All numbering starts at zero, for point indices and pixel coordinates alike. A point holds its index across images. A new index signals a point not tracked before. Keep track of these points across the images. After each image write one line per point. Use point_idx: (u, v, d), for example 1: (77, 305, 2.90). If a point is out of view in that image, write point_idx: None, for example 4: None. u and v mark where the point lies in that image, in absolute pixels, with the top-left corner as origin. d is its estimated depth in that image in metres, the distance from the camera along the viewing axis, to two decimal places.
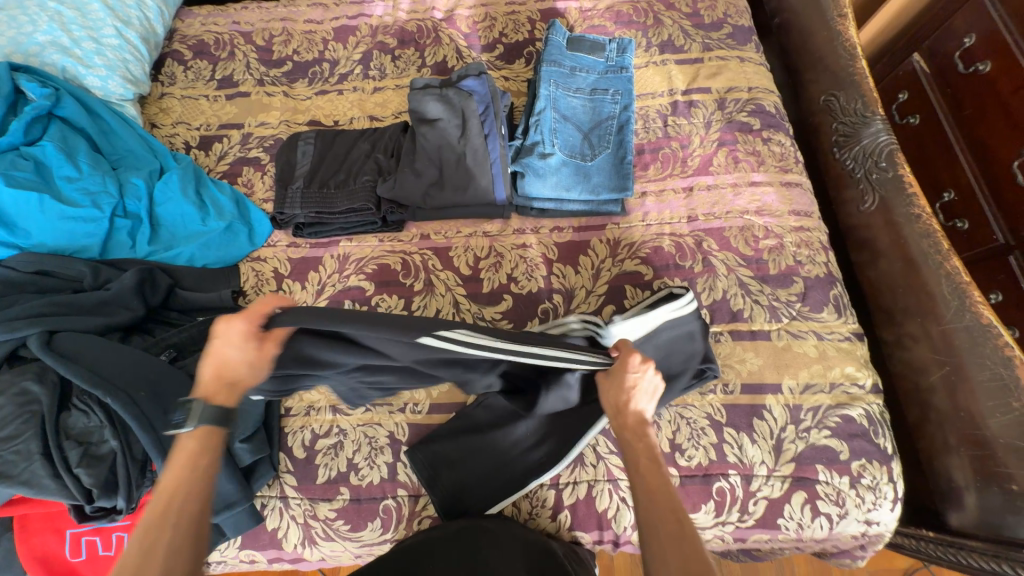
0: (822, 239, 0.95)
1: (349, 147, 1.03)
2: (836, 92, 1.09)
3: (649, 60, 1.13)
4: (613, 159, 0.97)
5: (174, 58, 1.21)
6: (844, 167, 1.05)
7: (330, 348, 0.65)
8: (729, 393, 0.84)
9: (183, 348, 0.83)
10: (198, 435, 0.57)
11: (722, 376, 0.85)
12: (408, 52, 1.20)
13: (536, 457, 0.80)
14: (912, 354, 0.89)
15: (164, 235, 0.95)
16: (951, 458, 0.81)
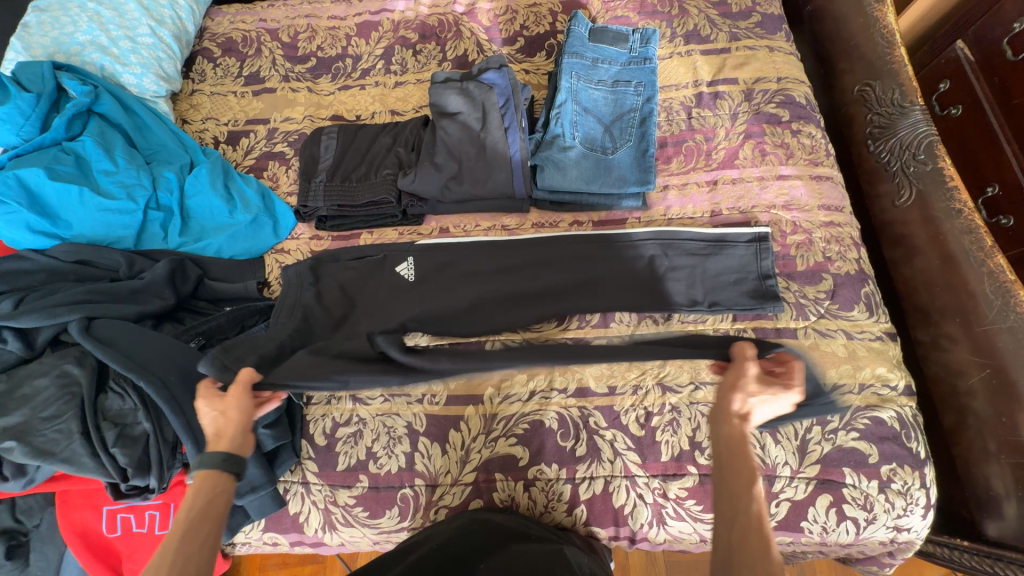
0: (854, 234, 0.92)
1: (370, 141, 1.05)
2: (871, 81, 1.04)
3: (673, 51, 1.11)
4: (635, 152, 0.95)
5: (204, 56, 1.25)
6: (878, 160, 1.00)
7: (341, 258, 0.95)
8: None
9: (211, 336, 0.87)
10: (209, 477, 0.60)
11: None
12: (429, 47, 1.20)
13: (704, 291, 0.89)
14: (951, 355, 0.85)
15: (194, 227, 0.98)
16: (989, 466, 0.78)
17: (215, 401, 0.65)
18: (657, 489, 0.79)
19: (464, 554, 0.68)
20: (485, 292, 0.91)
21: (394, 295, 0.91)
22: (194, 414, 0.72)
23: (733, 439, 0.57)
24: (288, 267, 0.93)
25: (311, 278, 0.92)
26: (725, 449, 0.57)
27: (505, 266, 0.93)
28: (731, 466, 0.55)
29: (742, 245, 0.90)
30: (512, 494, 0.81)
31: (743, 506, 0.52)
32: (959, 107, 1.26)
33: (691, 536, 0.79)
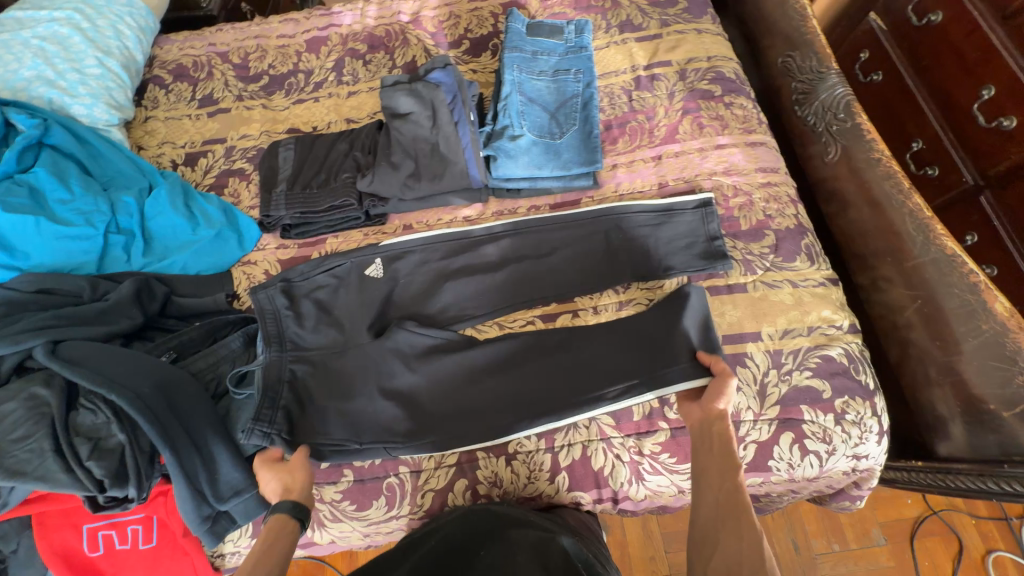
0: (789, 192, 0.99)
1: (327, 148, 1.07)
2: (792, 53, 1.13)
3: (610, 41, 1.18)
4: (581, 134, 1.00)
5: (156, 83, 1.27)
6: (806, 124, 1.08)
7: (306, 268, 0.96)
8: None
9: (184, 351, 0.88)
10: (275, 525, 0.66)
11: None
12: (378, 56, 1.25)
13: (656, 256, 0.94)
14: (888, 294, 0.92)
15: (157, 247, 0.99)
16: (933, 391, 0.84)
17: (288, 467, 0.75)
18: (632, 447, 0.82)
19: (466, 542, 0.69)
20: (452, 284, 0.95)
21: (366, 298, 0.94)
22: (170, 422, 0.72)
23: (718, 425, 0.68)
24: (257, 291, 0.93)
25: (284, 301, 0.93)
26: (711, 433, 0.67)
27: (469, 260, 0.97)
28: (713, 448, 0.66)
29: (689, 212, 0.95)
30: (495, 471, 0.82)
31: (724, 482, 0.61)
32: (880, 73, 1.37)
33: (670, 488, 0.83)
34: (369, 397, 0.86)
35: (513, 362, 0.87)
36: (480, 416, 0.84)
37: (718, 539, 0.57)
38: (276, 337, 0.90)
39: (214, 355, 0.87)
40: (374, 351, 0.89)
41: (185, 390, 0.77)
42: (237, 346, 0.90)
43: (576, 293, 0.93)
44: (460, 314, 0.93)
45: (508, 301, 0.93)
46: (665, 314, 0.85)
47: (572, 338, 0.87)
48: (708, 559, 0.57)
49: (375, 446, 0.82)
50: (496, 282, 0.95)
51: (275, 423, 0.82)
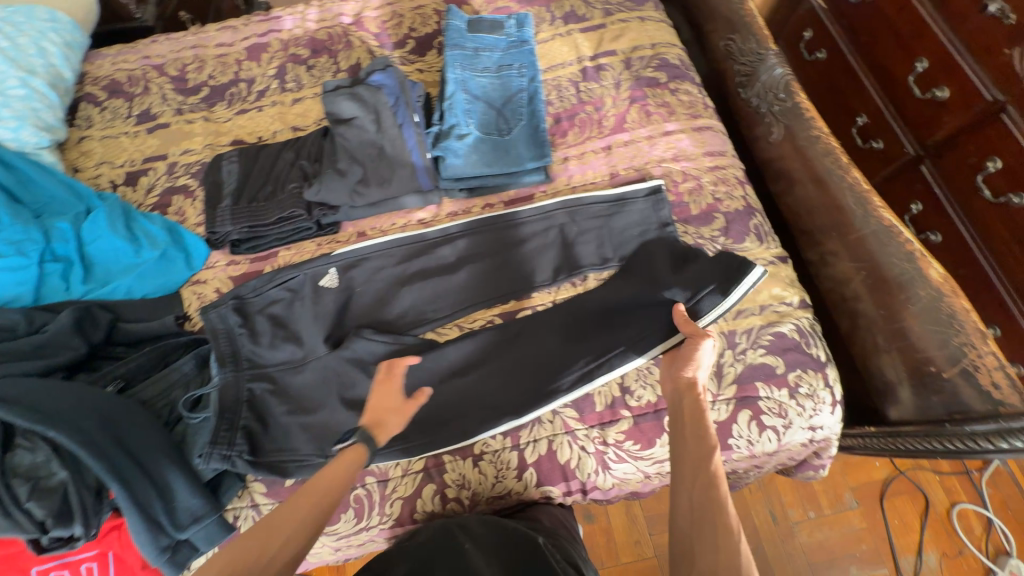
0: (737, 174, 1.00)
1: (273, 159, 1.04)
2: (733, 36, 1.15)
3: (554, 33, 1.17)
4: (529, 129, 1.00)
5: (89, 101, 1.22)
6: (751, 105, 1.10)
7: (257, 283, 0.93)
8: None
9: (133, 378, 0.85)
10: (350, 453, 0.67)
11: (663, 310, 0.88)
12: (321, 60, 1.22)
13: (611, 245, 0.95)
14: (836, 268, 0.94)
15: (98, 273, 0.95)
16: (881, 357, 0.87)
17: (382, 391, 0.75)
18: (597, 437, 0.83)
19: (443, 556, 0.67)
20: (410, 288, 0.94)
21: (321, 309, 0.92)
22: (117, 454, 0.70)
23: (693, 411, 0.65)
24: (208, 311, 0.90)
25: (236, 319, 0.91)
26: (688, 420, 0.65)
27: (427, 262, 0.96)
28: (689, 441, 0.63)
29: (641, 199, 0.96)
30: (462, 473, 0.82)
31: (699, 479, 0.58)
32: (823, 51, 1.40)
33: (636, 475, 0.84)
34: (330, 408, 0.85)
35: (477, 361, 0.88)
36: (450, 418, 0.84)
37: (693, 548, 0.55)
38: (231, 357, 0.88)
39: (165, 381, 0.85)
40: (333, 362, 0.87)
41: (132, 419, 0.75)
42: (189, 369, 0.87)
43: (534, 288, 0.92)
44: (420, 318, 0.92)
45: (470, 300, 0.93)
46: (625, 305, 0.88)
47: (532, 332, 0.88)
48: (685, 567, 0.55)
49: None
50: (456, 282, 0.94)
51: (235, 445, 0.80)
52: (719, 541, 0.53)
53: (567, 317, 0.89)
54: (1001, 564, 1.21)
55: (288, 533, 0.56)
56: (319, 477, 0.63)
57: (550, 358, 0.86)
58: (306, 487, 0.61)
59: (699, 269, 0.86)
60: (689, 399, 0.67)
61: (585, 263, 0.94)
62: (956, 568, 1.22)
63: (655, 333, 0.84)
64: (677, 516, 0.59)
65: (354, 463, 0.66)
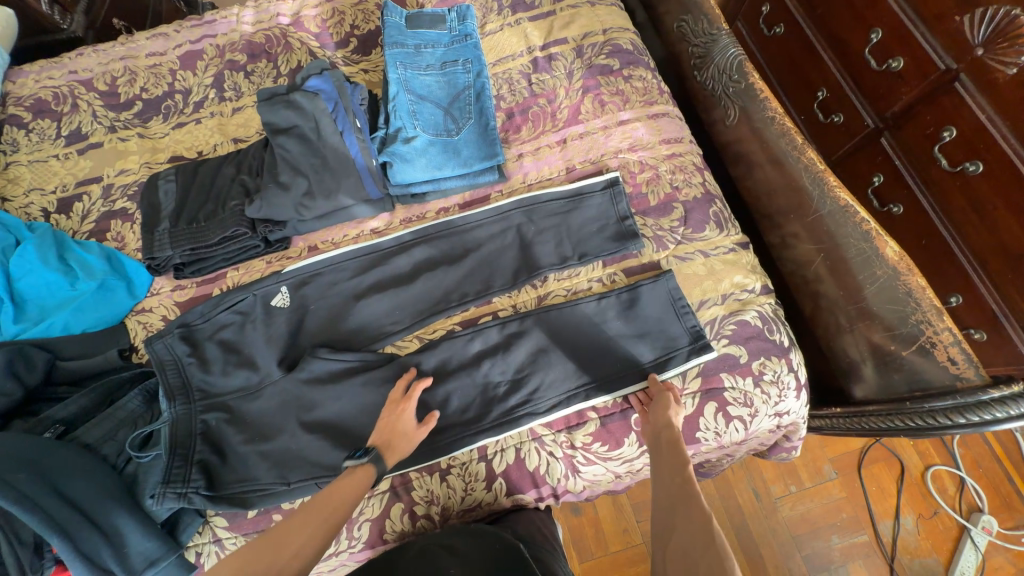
0: (695, 161, 0.98)
1: (213, 175, 0.99)
2: (686, 17, 1.11)
3: (503, 23, 1.13)
4: (478, 128, 0.96)
5: (13, 123, 1.14)
6: (707, 88, 1.08)
7: (205, 308, 0.89)
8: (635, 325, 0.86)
9: (76, 420, 0.81)
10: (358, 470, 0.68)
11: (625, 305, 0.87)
12: (260, 65, 1.15)
13: (571, 242, 0.92)
14: (797, 250, 0.94)
15: (32, 310, 0.90)
16: (845, 338, 0.87)
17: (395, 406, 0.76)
18: (565, 442, 0.81)
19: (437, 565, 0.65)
20: (366, 302, 0.90)
21: (274, 331, 0.88)
22: (55, 507, 0.68)
23: (669, 433, 0.70)
24: (152, 342, 0.85)
25: (184, 348, 0.87)
26: (665, 440, 0.70)
27: (382, 274, 0.93)
28: (666, 454, 0.68)
29: (598, 194, 0.94)
30: (430, 488, 0.80)
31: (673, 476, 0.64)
32: (781, 25, 1.37)
33: (606, 475, 0.83)
34: (287, 433, 0.81)
35: (440, 373, 0.85)
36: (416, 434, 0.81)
37: (673, 526, 0.58)
38: (181, 390, 0.84)
39: (113, 420, 0.81)
40: (288, 385, 0.84)
41: (71, 467, 0.72)
42: (137, 406, 0.83)
43: (493, 294, 0.90)
44: (379, 332, 0.89)
45: (429, 312, 0.90)
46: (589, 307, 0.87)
47: (498, 340, 0.86)
48: (666, 547, 0.57)
49: (306, 483, 0.77)
50: (414, 293, 0.91)
51: (193, 481, 0.76)
52: (693, 526, 0.56)
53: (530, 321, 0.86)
54: (974, 521, 1.24)
55: (292, 550, 0.58)
56: (323, 493, 0.65)
57: (521, 369, 0.84)
58: (306, 505, 0.63)
59: (677, 327, 0.85)
60: (665, 433, 0.71)
61: (545, 262, 0.91)
62: (931, 529, 1.25)
63: (631, 374, 0.83)
64: (658, 519, 0.62)
65: (363, 481, 0.67)
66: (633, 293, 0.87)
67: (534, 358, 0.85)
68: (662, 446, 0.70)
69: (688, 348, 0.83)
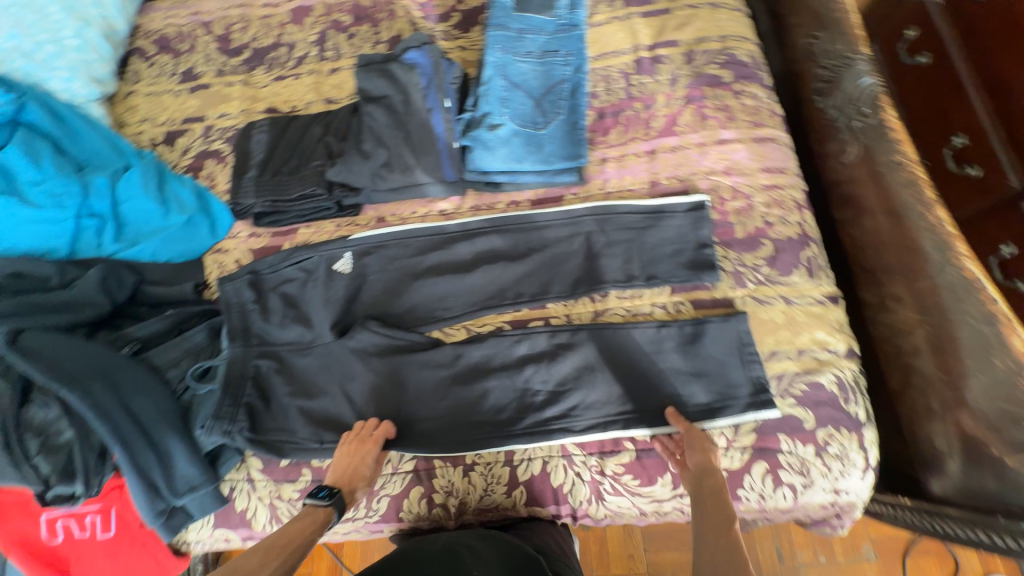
0: (796, 197, 0.89)
1: (301, 132, 1.03)
2: (818, 33, 1.00)
3: (612, 16, 1.06)
4: (566, 125, 0.92)
5: (139, 55, 1.24)
6: (828, 117, 0.97)
7: (274, 261, 0.93)
8: (694, 364, 0.80)
9: (148, 342, 0.89)
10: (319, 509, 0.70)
11: (687, 339, 0.81)
12: (363, 29, 1.17)
13: (641, 260, 0.87)
14: (896, 316, 0.83)
15: (130, 232, 0.98)
16: (933, 424, 0.76)
17: (353, 446, 0.77)
18: (594, 466, 0.78)
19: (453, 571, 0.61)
20: (422, 284, 0.91)
21: (332, 294, 0.90)
22: (121, 419, 0.75)
23: (711, 481, 0.67)
24: (225, 283, 0.91)
25: (250, 292, 0.91)
26: (706, 492, 0.65)
27: (442, 258, 0.92)
28: (708, 507, 0.63)
29: (679, 215, 0.88)
30: (451, 480, 0.80)
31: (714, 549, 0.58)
32: None
33: (631, 510, 0.79)
34: (328, 393, 0.85)
35: (481, 369, 0.84)
36: (449, 424, 0.81)
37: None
38: (242, 333, 0.88)
39: (179, 349, 0.88)
40: (336, 349, 0.87)
41: (138, 385, 0.79)
42: (201, 339, 0.90)
43: (548, 299, 0.87)
44: (428, 316, 0.89)
45: (481, 305, 0.88)
46: (646, 336, 0.82)
47: (545, 349, 0.83)
48: None
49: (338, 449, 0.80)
50: (469, 284, 0.90)
51: (238, 421, 0.82)
52: None
53: (584, 337, 0.83)
54: None
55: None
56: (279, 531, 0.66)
57: (565, 382, 0.81)
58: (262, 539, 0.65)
59: (738, 375, 0.78)
60: (706, 481, 0.67)
61: (609, 277, 0.87)
62: None
63: (678, 414, 0.78)
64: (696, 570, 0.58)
65: (325, 519, 0.69)
66: (698, 328, 0.81)
67: (582, 374, 0.81)
68: (699, 497, 0.66)
69: (747, 399, 0.76)
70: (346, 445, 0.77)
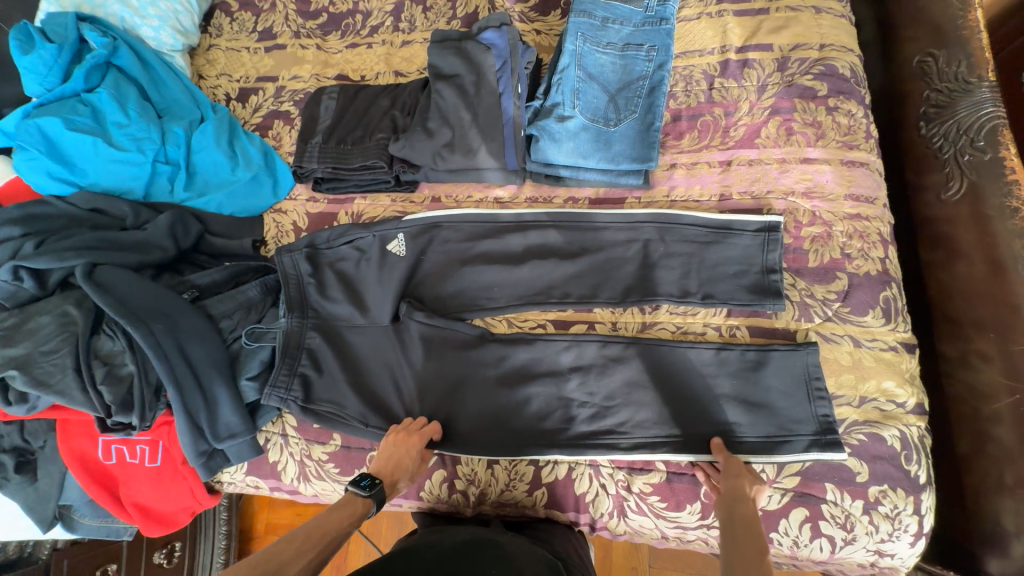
0: (883, 231, 0.81)
1: (368, 103, 1.03)
2: (935, 51, 0.90)
3: (702, 11, 0.99)
4: (640, 125, 0.87)
5: (222, 10, 1.27)
6: (930, 146, 0.87)
7: (331, 231, 0.94)
8: (749, 394, 0.76)
9: (205, 290, 0.91)
10: (359, 502, 0.67)
11: (748, 366, 0.76)
12: (439, 2, 1.14)
13: (701, 275, 0.83)
14: (978, 376, 0.75)
15: (199, 183, 1.02)
16: (1002, 500, 0.70)
17: (399, 439, 0.76)
18: (621, 481, 0.76)
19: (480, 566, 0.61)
20: (470, 271, 0.90)
21: (383, 269, 0.92)
22: (177, 361, 0.79)
23: (745, 512, 0.62)
24: (283, 256, 0.93)
25: (304, 258, 0.93)
26: (739, 522, 0.61)
27: (493, 248, 0.91)
28: (740, 537, 0.58)
29: (749, 234, 0.82)
30: (475, 469, 0.81)
31: (746, 571, 0.53)
32: None
33: (652, 531, 0.77)
34: (370, 369, 0.87)
35: (521, 366, 0.83)
36: (483, 415, 0.82)
37: None
38: (299, 304, 0.91)
39: (233, 301, 0.90)
40: (387, 331, 0.89)
41: (194, 331, 0.83)
42: (254, 295, 0.93)
43: (596, 304, 0.84)
44: (472, 304, 0.88)
45: (528, 301, 0.87)
46: (697, 360, 0.78)
47: (589, 355, 0.81)
48: None
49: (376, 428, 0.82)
50: (518, 278, 0.88)
51: (292, 390, 0.85)
52: None
53: (631, 351, 0.80)
54: None
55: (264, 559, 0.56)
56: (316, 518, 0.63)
57: (611, 397, 0.79)
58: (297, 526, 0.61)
59: (803, 411, 0.73)
60: (740, 510, 0.63)
61: (664, 289, 0.83)
62: None
63: (739, 443, 0.73)
64: None
65: (362, 511, 0.67)
66: (762, 356, 0.76)
67: (625, 386, 0.79)
68: (731, 527, 0.61)
69: (811, 437, 0.72)
70: (391, 439, 0.76)
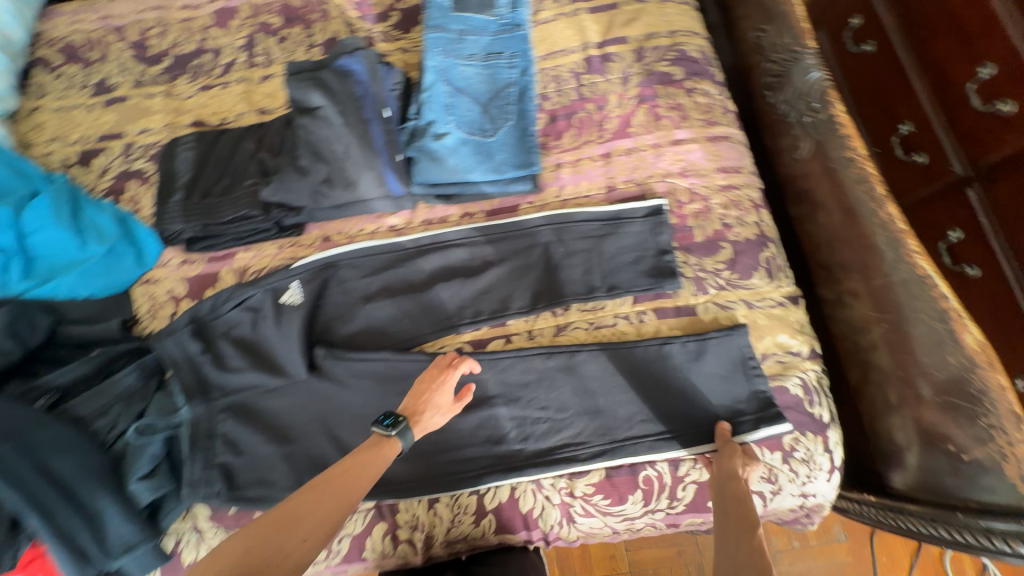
0: (753, 197, 0.88)
1: (232, 148, 0.94)
2: (765, 27, 0.99)
3: (559, 12, 1.02)
4: (516, 131, 0.88)
5: (42, 66, 1.11)
6: (778, 112, 0.96)
7: (215, 296, 0.86)
8: (689, 380, 0.77)
9: (70, 390, 0.80)
10: (387, 443, 0.62)
11: (684, 355, 0.78)
12: (294, 31, 1.08)
13: (603, 269, 0.84)
14: (853, 312, 0.83)
15: (42, 267, 0.88)
16: (892, 419, 0.77)
17: (432, 373, 0.69)
18: (564, 488, 0.75)
19: None
20: (374, 306, 0.85)
21: (279, 325, 0.84)
22: (38, 484, 0.67)
23: (736, 486, 0.62)
24: (162, 339, 0.82)
25: (186, 331, 0.83)
26: (730, 495, 0.60)
27: (398, 279, 0.87)
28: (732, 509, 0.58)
29: (638, 221, 0.85)
30: (416, 514, 0.76)
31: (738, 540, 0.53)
32: None
33: (604, 529, 0.77)
34: (283, 435, 0.79)
35: None
36: (416, 459, 0.77)
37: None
38: (188, 381, 0.81)
39: (106, 395, 0.79)
40: (296, 389, 0.81)
41: (58, 443, 0.71)
42: (132, 382, 0.81)
43: (509, 316, 0.83)
44: (383, 341, 0.84)
45: (442, 326, 0.83)
46: (637, 357, 0.78)
47: (526, 374, 0.79)
48: None
49: None
50: (428, 304, 0.85)
51: (213, 482, 0.76)
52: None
53: (563, 363, 0.79)
54: None
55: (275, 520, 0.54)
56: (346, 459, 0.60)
57: (544, 407, 0.78)
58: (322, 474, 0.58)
59: (742, 390, 0.76)
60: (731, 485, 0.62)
61: (572, 288, 0.84)
62: None
63: (691, 435, 0.74)
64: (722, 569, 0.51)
65: (389, 455, 0.62)
66: (701, 345, 0.78)
67: (564, 401, 0.78)
68: (725, 502, 0.60)
69: (753, 415, 0.74)
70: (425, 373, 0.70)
